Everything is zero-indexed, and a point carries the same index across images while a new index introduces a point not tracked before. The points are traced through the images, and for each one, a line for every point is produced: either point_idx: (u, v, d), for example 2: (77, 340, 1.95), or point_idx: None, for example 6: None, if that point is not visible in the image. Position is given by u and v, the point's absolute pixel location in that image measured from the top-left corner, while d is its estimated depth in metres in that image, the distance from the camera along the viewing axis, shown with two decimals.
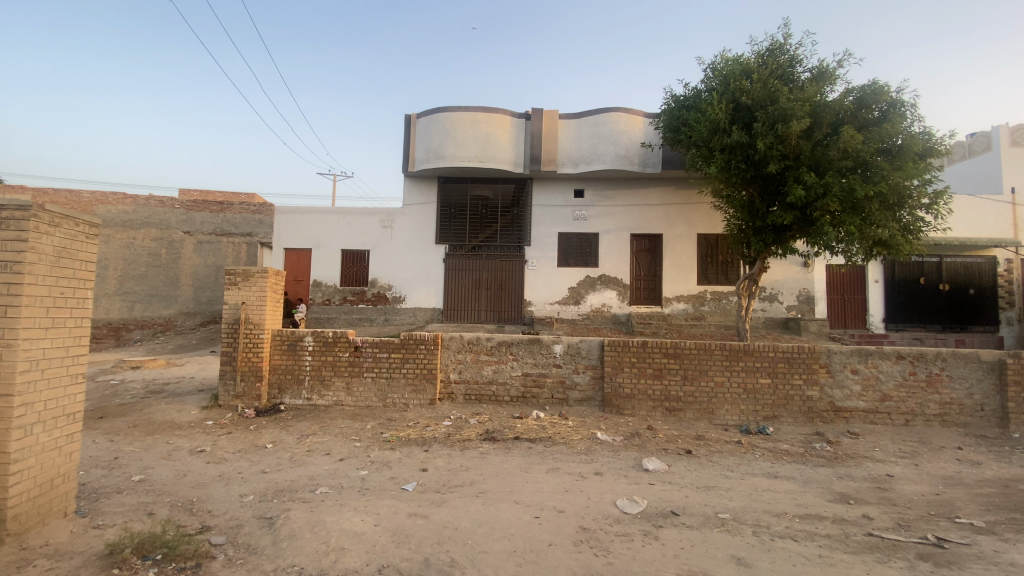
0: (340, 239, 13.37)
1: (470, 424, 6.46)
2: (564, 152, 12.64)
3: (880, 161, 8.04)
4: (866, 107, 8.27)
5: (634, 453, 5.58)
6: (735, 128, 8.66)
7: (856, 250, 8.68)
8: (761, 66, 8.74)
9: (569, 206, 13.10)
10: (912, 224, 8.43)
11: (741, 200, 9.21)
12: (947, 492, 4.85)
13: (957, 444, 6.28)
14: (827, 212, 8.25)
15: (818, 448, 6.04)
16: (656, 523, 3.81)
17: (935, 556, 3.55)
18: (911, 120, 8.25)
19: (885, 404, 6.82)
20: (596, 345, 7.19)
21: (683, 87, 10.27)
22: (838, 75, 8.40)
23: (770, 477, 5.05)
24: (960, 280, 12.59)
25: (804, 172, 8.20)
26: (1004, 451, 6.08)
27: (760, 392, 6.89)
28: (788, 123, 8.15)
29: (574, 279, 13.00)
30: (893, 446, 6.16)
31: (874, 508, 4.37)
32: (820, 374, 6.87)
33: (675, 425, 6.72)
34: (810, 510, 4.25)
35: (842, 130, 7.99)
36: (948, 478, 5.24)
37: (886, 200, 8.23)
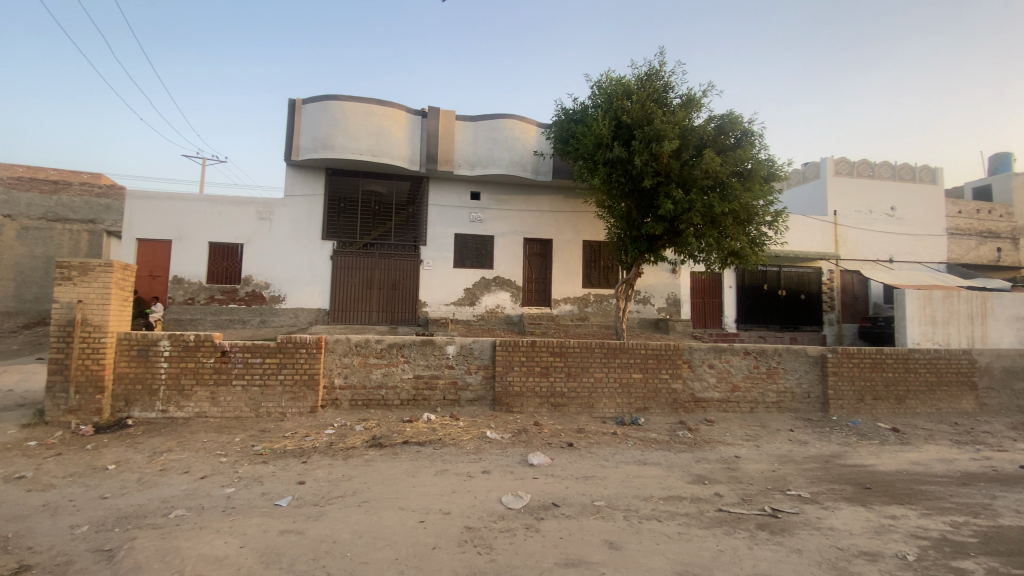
0: (209, 231, 12.04)
1: (355, 431, 6.19)
2: (460, 153, 12.65)
3: (734, 182, 9.17)
4: (724, 133, 9.40)
5: (521, 450, 5.76)
6: (616, 144, 9.38)
7: (715, 259, 9.83)
8: (639, 88, 9.53)
9: (464, 208, 13.13)
10: (758, 238, 9.75)
11: (620, 211, 10.02)
12: (780, 468, 5.69)
13: (789, 427, 7.39)
14: (691, 225, 9.25)
15: (681, 435, 6.74)
16: (538, 516, 3.97)
17: (770, 525, 4.15)
18: (759, 148, 9.53)
19: (735, 394, 7.81)
20: (488, 345, 7.30)
21: (572, 100, 10.84)
22: (702, 103, 9.44)
23: (640, 464, 5.52)
24: (794, 286, 14.84)
25: (673, 188, 9.12)
26: (822, 431, 7.29)
27: (634, 386, 7.51)
28: (661, 143, 9.01)
29: (468, 280, 13.06)
30: (740, 431, 7.09)
31: (724, 486, 4.99)
32: (683, 368, 7.68)
33: (560, 420, 7.06)
34: (672, 492, 4.72)
35: (705, 153, 9.00)
36: (781, 456, 6.15)
37: (738, 217, 9.42)
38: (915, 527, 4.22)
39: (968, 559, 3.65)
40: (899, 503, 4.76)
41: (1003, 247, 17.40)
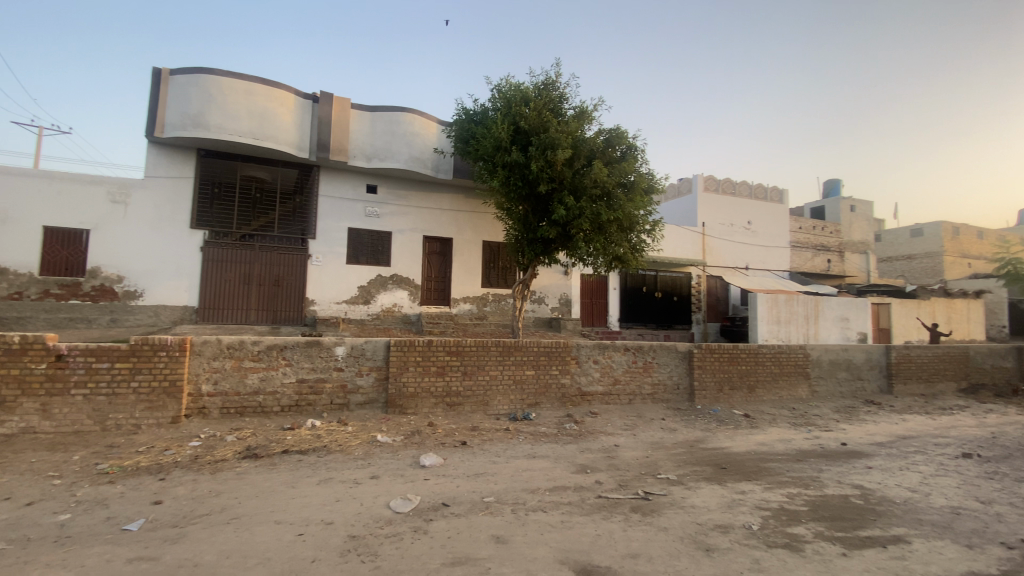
0: (43, 213, 10.20)
1: (226, 442, 5.63)
2: (355, 144, 12.06)
3: (619, 193, 9.87)
4: (612, 147, 10.08)
5: (412, 452, 5.67)
6: (514, 148, 9.63)
7: (601, 263, 10.50)
8: (537, 97, 9.87)
9: (359, 201, 12.57)
10: (638, 245, 10.59)
11: (517, 213, 10.30)
12: (654, 454, 6.25)
13: (662, 416, 8.14)
14: (581, 231, 9.79)
15: (568, 427, 7.10)
16: (427, 517, 3.94)
17: (642, 507, 4.54)
18: (641, 163, 10.35)
19: (616, 387, 8.42)
20: (381, 345, 7.07)
21: (472, 101, 10.91)
22: (593, 117, 10.04)
23: (530, 458, 5.72)
24: (669, 289, 16.39)
25: (565, 195, 9.59)
26: (689, 419, 8.13)
27: (526, 383, 7.77)
28: (555, 151, 9.43)
29: (362, 277, 12.53)
30: (620, 421, 7.66)
31: (604, 474, 5.35)
32: (571, 364, 8.11)
33: (454, 419, 7.06)
34: (557, 483, 4.96)
35: (594, 163, 9.57)
36: (654, 443, 6.76)
37: (622, 225, 10.15)
38: (759, 500, 4.88)
39: (798, 524, 4.31)
40: (748, 479, 5.47)
41: (831, 258, 20.76)
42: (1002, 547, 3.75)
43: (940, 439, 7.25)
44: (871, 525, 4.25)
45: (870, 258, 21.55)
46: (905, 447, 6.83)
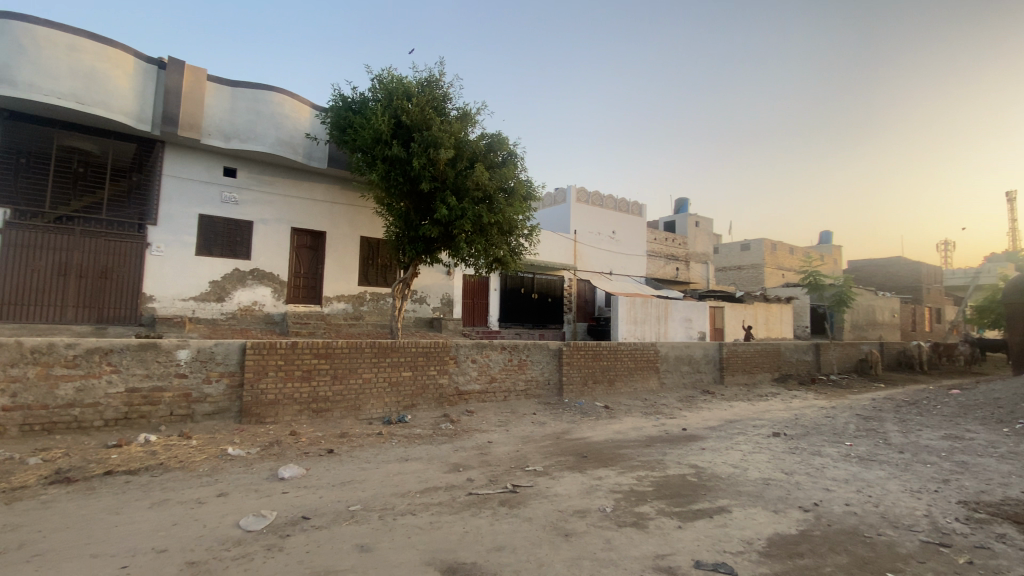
0: None
1: (26, 466, 4.65)
2: (210, 121, 10.73)
3: (500, 197, 10.14)
4: (494, 151, 10.32)
5: (271, 463, 5.22)
6: (395, 142, 9.39)
7: (482, 264, 10.67)
8: (420, 92, 9.73)
9: (215, 185, 11.23)
10: (517, 248, 10.98)
11: (398, 209, 10.03)
12: (523, 448, 6.53)
13: (533, 411, 8.54)
14: (462, 231, 9.85)
15: (443, 427, 7.11)
16: (283, 533, 3.66)
17: (510, 500, 4.72)
18: (521, 169, 10.75)
19: (492, 385, 8.64)
20: (236, 347, 6.39)
21: (351, 89, 10.39)
22: (476, 120, 10.17)
23: (402, 461, 5.61)
24: (545, 290, 17.24)
25: (447, 195, 9.59)
26: (557, 412, 8.65)
27: (402, 385, 7.61)
28: (438, 150, 9.38)
29: (217, 271, 11.22)
30: (494, 418, 7.87)
31: (475, 471, 5.46)
32: (449, 364, 8.12)
33: (321, 426, 6.64)
34: (428, 484, 4.94)
35: (476, 166, 9.70)
36: (525, 437, 7.07)
37: (502, 228, 10.43)
38: (614, 484, 5.36)
39: (645, 503, 4.81)
40: (605, 466, 5.99)
41: (680, 267, 23.60)
42: (796, 508, 4.57)
43: (756, 421, 8.65)
44: (703, 499, 4.90)
45: (709, 268, 24.92)
46: (731, 429, 8.01)
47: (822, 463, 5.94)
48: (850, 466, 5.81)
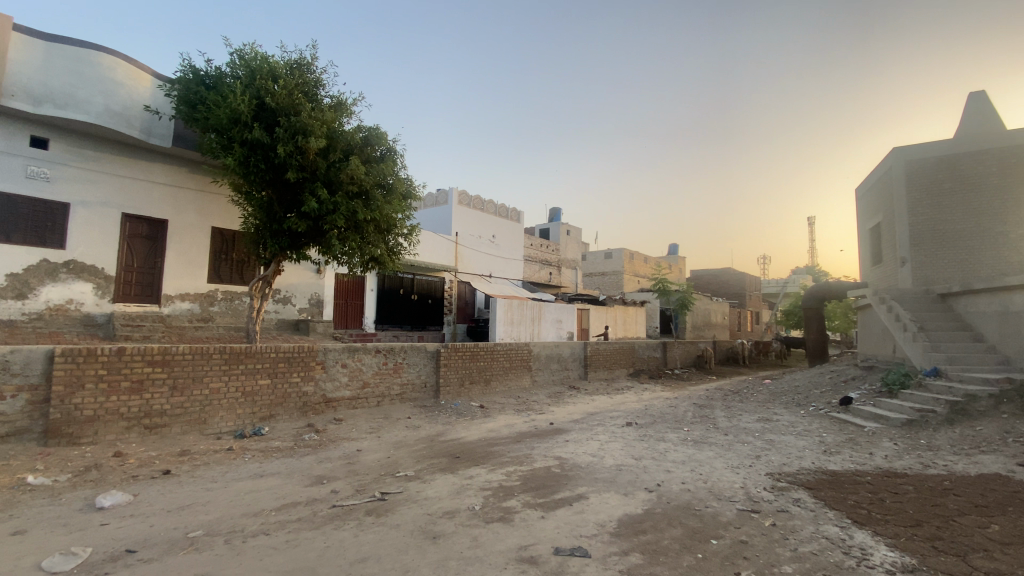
0: None
1: None
2: (11, 78, 8.76)
3: (377, 193, 9.76)
4: (371, 145, 9.92)
5: (86, 492, 4.42)
6: (257, 125, 8.57)
7: (357, 263, 10.17)
8: (287, 74, 9.00)
9: (15, 155, 9.18)
10: (395, 248, 10.67)
11: (259, 199, 9.14)
12: (394, 454, 6.38)
13: (407, 415, 8.38)
14: (335, 227, 9.30)
15: (307, 438, 6.65)
16: (100, 572, 3.13)
17: (377, 509, 4.58)
18: (399, 167, 10.48)
19: (364, 390, 8.29)
20: (40, 356, 5.29)
21: (205, 61, 9.26)
22: (351, 110, 9.69)
23: (256, 477, 5.13)
24: (424, 291, 17.01)
25: (318, 187, 8.99)
26: (431, 414, 8.61)
27: (258, 394, 6.94)
28: (307, 138, 8.74)
29: (16, 261, 9.17)
30: (364, 425, 7.56)
31: (340, 482, 5.19)
32: (316, 370, 7.62)
33: (156, 445, 5.79)
34: (286, 499, 4.59)
35: (351, 159, 9.23)
36: (397, 442, 6.91)
37: (379, 225, 10.05)
38: (484, 481, 5.50)
39: (512, 498, 5.02)
40: (476, 464, 6.12)
41: (552, 271, 25.03)
42: (643, 490, 5.12)
43: (614, 413, 9.51)
44: (565, 489, 5.25)
45: (578, 273, 26.80)
46: (592, 421, 8.70)
47: (665, 448, 6.74)
48: (687, 448, 6.68)
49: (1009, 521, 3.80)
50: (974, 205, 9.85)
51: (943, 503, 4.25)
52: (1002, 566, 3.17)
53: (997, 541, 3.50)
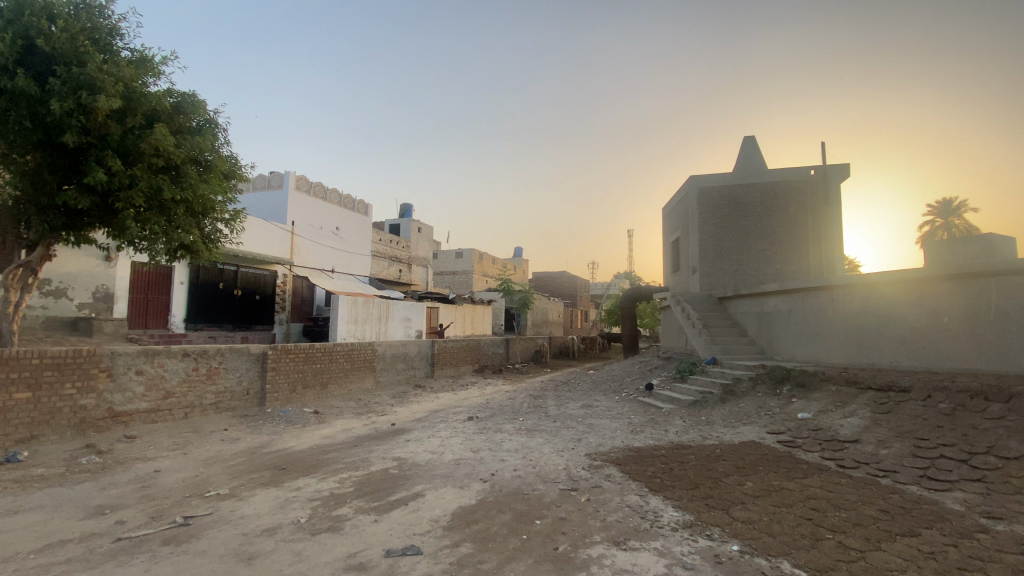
0: None
1: None
2: None
3: (191, 169, 8.39)
4: (184, 114, 8.52)
5: None
6: (20, 71, 6.75)
7: (160, 250, 8.65)
8: (69, 14, 7.26)
9: None
10: (211, 234, 9.34)
11: (20, 164, 7.21)
12: (205, 472, 5.58)
13: (224, 427, 7.39)
14: (131, 206, 7.77)
15: (83, 462, 5.44)
16: None
17: (179, 535, 3.96)
18: (221, 142, 9.20)
19: (166, 401, 7.11)
20: None
21: None
22: (160, 71, 8.22)
23: (3, 517, 4.03)
24: (250, 286, 15.22)
25: (109, 156, 7.40)
26: (255, 424, 7.73)
27: (10, 412, 5.48)
28: (96, 95, 7.14)
29: None
30: (167, 441, 6.46)
31: (130, 510, 4.37)
32: (99, 379, 6.31)
33: None
34: (50, 539, 3.70)
35: (156, 127, 7.75)
36: (209, 458, 6.06)
37: (191, 207, 8.67)
38: (313, 491, 5.13)
39: (344, 505, 4.77)
40: (306, 474, 5.67)
41: (402, 268, 24.49)
42: (478, 481, 5.31)
43: (456, 409, 9.67)
44: (401, 488, 5.18)
45: (428, 271, 26.67)
46: (434, 419, 8.73)
47: (501, 438, 7.09)
48: (521, 437, 7.12)
49: (757, 477, 4.84)
50: (743, 227, 12.34)
51: (714, 467, 5.24)
52: (750, 513, 4.03)
53: (748, 494, 4.43)
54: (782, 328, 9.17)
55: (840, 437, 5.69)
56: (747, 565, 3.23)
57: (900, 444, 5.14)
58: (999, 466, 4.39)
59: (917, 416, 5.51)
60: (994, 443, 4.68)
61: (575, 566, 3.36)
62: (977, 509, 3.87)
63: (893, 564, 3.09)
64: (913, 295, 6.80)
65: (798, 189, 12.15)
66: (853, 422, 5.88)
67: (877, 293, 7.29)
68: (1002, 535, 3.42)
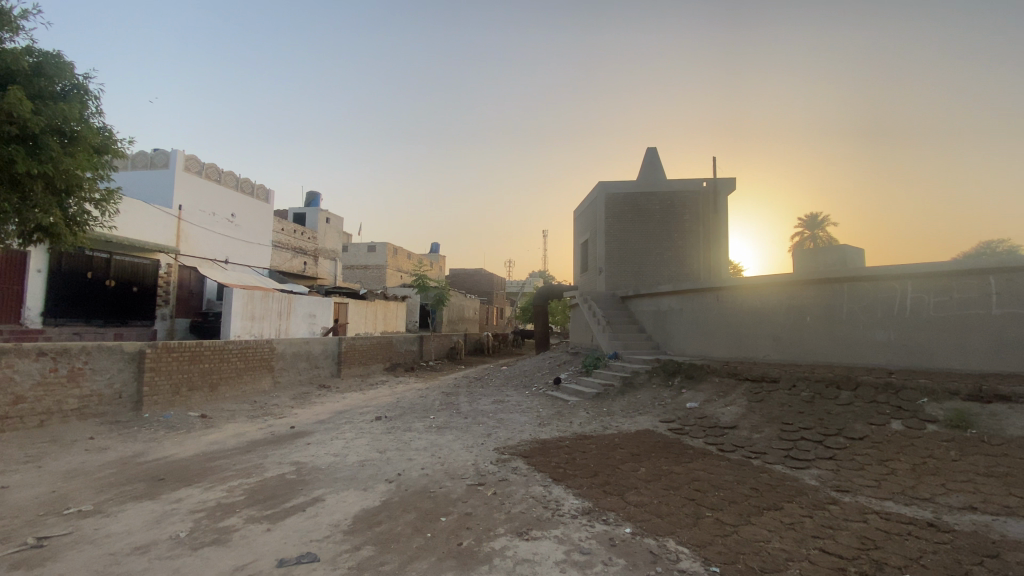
0: None
1: None
2: None
3: (53, 140, 7.21)
4: (46, 77, 7.28)
5: None
6: None
7: (9, 232, 7.39)
8: None
9: None
10: (78, 216, 8.15)
11: None
12: (63, 487, 4.88)
13: (88, 435, 6.49)
14: None
15: None
16: None
17: (26, 561, 3.44)
18: (93, 112, 8.02)
19: (15, 408, 6.18)
20: None
21: None
22: (18, 23, 6.95)
23: None
24: (126, 277, 13.51)
25: None
26: (129, 431, 6.88)
27: None
28: None
29: None
30: (13, 454, 5.55)
31: None
32: None
33: None
34: None
35: (9, 89, 6.57)
36: (69, 472, 5.31)
37: (53, 184, 7.49)
38: (197, 502, 4.69)
39: (232, 515, 4.41)
40: (189, 484, 5.17)
41: (308, 261, 23.13)
42: (382, 481, 5.17)
43: (363, 409, 9.32)
44: (299, 494, 4.89)
45: (336, 265, 25.44)
46: (339, 420, 8.35)
47: (409, 437, 6.96)
48: (430, 436, 7.03)
49: (650, 463, 5.22)
50: (645, 232, 13.20)
51: (612, 455, 5.57)
52: (642, 497, 4.33)
53: (642, 479, 4.75)
54: (676, 325, 9.94)
55: (721, 424, 6.30)
56: (638, 546, 3.47)
57: (770, 429, 5.81)
58: (846, 445, 5.12)
59: (783, 403, 6.26)
60: (842, 426, 5.45)
61: (478, 560, 3.40)
62: (828, 483, 4.48)
63: (760, 536, 3.48)
64: (783, 297, 7.70)
65: (693, 199, 13.24)
66: (733, 410, 6.54)
67: (755, 295, 8.15)
68: (846, 505, 3.99)
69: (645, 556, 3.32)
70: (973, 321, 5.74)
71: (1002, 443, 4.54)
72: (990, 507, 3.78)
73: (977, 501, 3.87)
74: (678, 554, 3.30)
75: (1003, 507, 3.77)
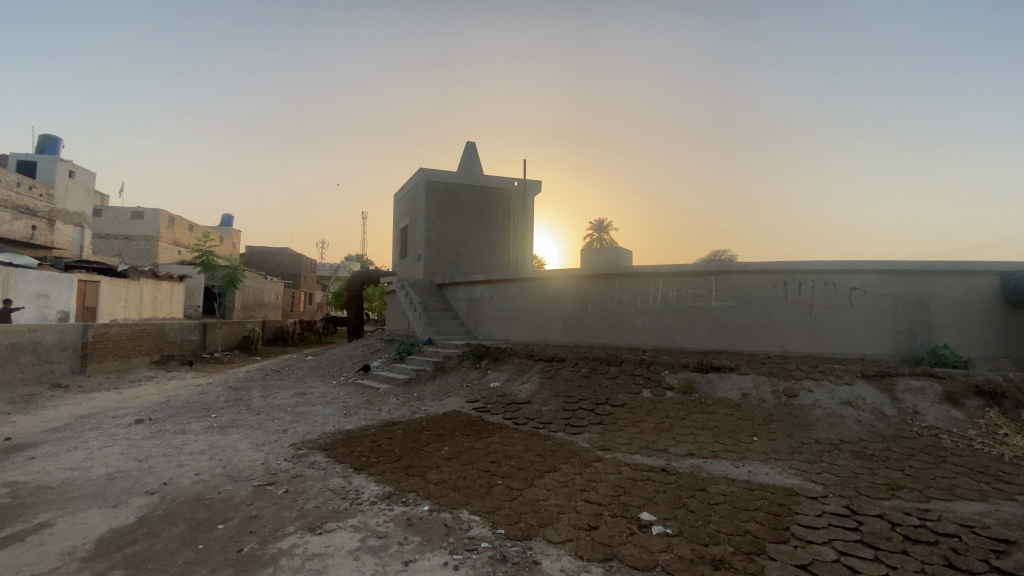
0: None
1: None
2: None
3: None
4: None
5: None
6: None
7: None
8: None
9: None
10: None
11: None
12: None
13: None
14: None
15: None
16: None
17: None
18: None
19: None
20: None
21: None
22: None
23: None
24: None
25: None
26: None
27: None
28: None
29: None
30: None
31: None
32: None
33: None
34: None
35: None
36: None
37: None
38: None
39: None
40: None
41: (36, 225, 17.86)
42: (141, 495, 4.32)
43: (118, 411, 7.62)
44: (11, 522, 3.78)
45: (84, 233, 20.26)
46: (81, 427, 6.67)
47: (182, 441, 5.95)
48: (210, 437, 6.14)
49: (452, 442, 5.46)
50: (462, 223, 13.60)
51: (418, 438, 5.67)
52: (442, 475, 4.50)
53: (443, 458, 4.95)
54: (485, 311, 10.52)
55: (517, 400, 6.93)
56: (433, 521, 3.61)
57: (556, 402, 6.61)
58: (611, 411, 6.14)
59: (569, 379, 7.19)
60: (609, 395, 6.51)
61: (260, 564, 3.11)
62: (595, 444, 5.30)
63: (541, 496, 3.97)
64: (572, 288, 8.79)
65: (505, 196, 14.19)
66: (528, 387, 7.25)
67: (551, 286, 9.12)
68: (607, 461, 4.79)
69: (439, 530, 3.47)
70: (700, 311, 7.41)
71: (712, 403, 6.01)
72: (701, 453, 4.97)
73: (694, 449, 5.05)
74: (469, 523, 3.54)
75: (710, 451, 5.00)
